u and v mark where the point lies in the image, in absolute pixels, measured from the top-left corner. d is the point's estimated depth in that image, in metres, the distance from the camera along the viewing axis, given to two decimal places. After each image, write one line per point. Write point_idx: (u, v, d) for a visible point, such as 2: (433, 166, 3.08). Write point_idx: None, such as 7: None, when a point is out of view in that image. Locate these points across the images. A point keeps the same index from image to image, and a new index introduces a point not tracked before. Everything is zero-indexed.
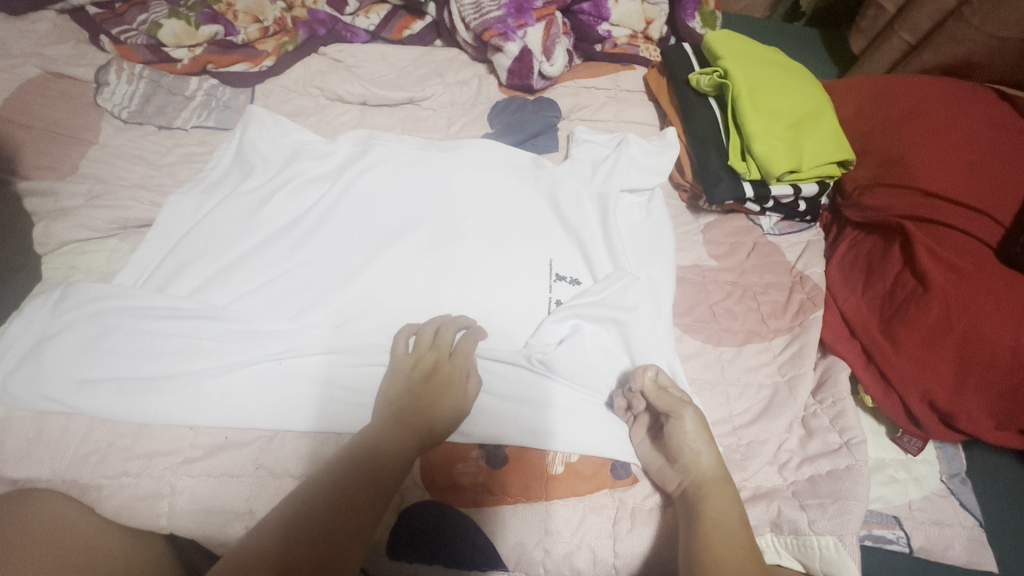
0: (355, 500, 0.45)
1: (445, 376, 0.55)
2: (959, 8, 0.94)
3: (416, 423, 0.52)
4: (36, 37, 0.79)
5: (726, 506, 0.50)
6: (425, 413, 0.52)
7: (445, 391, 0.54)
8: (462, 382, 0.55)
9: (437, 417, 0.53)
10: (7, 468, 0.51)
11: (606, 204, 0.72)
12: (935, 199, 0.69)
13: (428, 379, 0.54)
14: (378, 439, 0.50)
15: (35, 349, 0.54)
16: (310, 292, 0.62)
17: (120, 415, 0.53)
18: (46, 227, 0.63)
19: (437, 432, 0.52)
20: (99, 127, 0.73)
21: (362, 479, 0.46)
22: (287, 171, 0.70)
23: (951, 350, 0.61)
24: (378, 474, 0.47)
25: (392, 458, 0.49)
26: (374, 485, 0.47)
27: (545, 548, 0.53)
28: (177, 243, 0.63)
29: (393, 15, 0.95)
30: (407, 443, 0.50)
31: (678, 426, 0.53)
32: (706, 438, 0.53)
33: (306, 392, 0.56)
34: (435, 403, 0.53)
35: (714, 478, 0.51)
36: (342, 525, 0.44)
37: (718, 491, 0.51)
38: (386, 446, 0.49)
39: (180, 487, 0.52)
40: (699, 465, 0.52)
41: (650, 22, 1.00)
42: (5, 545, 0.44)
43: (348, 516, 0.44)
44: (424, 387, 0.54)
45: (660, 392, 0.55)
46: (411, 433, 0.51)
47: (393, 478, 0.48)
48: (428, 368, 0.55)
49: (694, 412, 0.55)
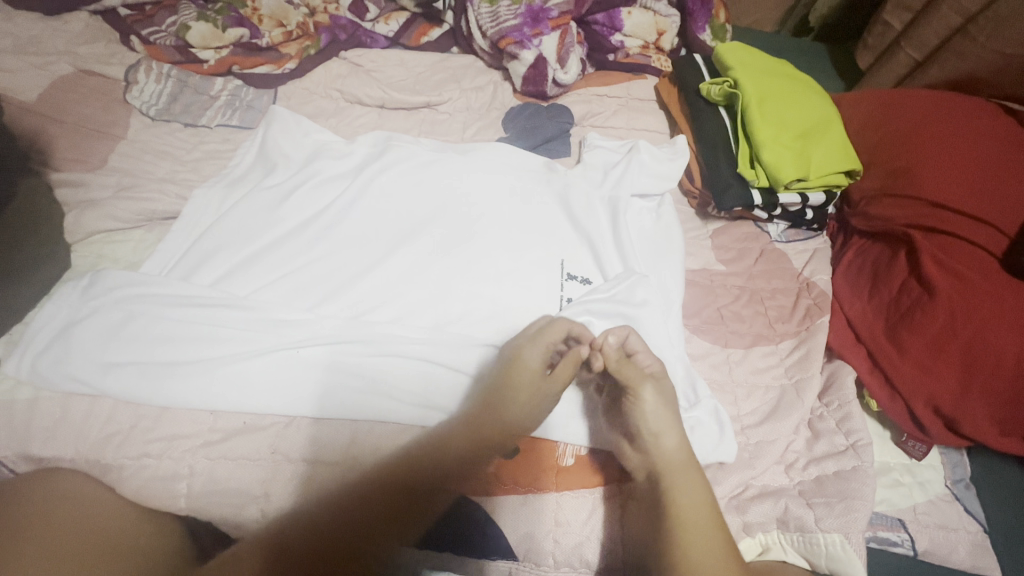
0: (387, 507, 0.49)
1: (528, 375, 0.56)
2: (965, 26, 0.96)
3: (495, 427, 0.55)
4: (70, 37, 0.82)
5: (693, 495, 0.52)
6: (501, 415, 0.55)
7: (540, 394, 0.56)
8: (541, 378, 0.57)
9: (516, 420, 0.55)
10: (32, 446, 0.52)
11: (616, 207, 0.74)
12: (939, 209, 0.71)
13: (519, 381, 0.56)
14: (438, 441, 0.54)
15: (63, 332, 0.56)
16: (329, 284, 0.64)
17: (143, 397, 0.54)
18: (77, 217, 0.65)
19: (516, 433, 0.55)
20: (128, 123, 0.76)
21: (418, 472, 0.52)
22: (309, 168, 0.73)
23: (957, 356, 0.62)
24: (426, 469, 0.52)
25: (456, 462, 0.53)
26: (425, 481, 0.52)
27: (555, 538, 0.55)
28: (201, 235, 0.65)
29: (412, 22, 0.99)
30: (472, 447, 0.54)
31: (642, 399, 0.56)
32: (665, 410, 0.56)
33: (305, 376, 0.57)
34: (513, 406, 0.55)
35: (675, 459, 0.54)
36: (388, 517, 0.49)
37: (683, 472, 0.54)
38: (457, 443, 0.53)
39: (198, 469, 0.54)
40: (660, 448, 0.54)
41: (661, 34, 1.02)
42: (33, 522, 0.46)
43: (393, 505, 0.50)
44: (512, 389, 0.56)
45: (622, 362, 0.58)
46: (486, 438, 0.54)
47: (455, 474, 0.53)
48: (519, 370, 0.56)
49: (654, 385, 0.57)
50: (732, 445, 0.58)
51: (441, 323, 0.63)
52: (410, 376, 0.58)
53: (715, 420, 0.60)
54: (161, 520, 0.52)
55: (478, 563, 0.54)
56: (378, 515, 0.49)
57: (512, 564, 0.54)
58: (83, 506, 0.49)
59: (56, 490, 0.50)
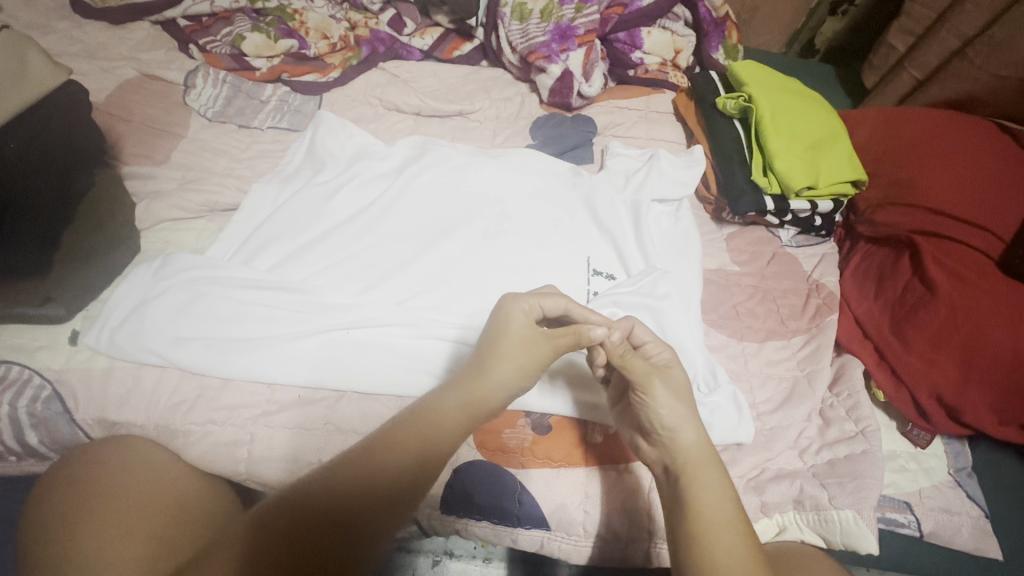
0: (355, 498, 0.44)
1: (513, 338, 0.54)
2: (963, 49, 1.03)
3: (474, 391, 0.52)
4: (134, 44, 0.92)
5: (716, 486, 0.50)
6: (484, 376, 0.53)
7: (533, 355, 0.54)
8: (534, 337, 0.55)
9: (498, 383, 0.52)
10: (109, 410, 0.58)
11: (638, 210, 0.78)
12: (941, 216, 0.75)
13: (510, 337, 0.54)
14: (440, 416, 0.50)
15: (136, 309, 0.62)
16: (374, 273, 0.69)
17: (209, 369, 0.59)
18: (147, 206, 0.72)
19: (501, 397, 0.53)
20: (188, 123, 0.82)
21: (423, 438, 0.48)
22: (354, 167, 0.78)
23: (956, 348, 0.67)
24: (432, 443, 0.48)
25: (425, 454, 0.48)
26: (417, 467, 0.47)
27: (585, 509, 0.60)
28: (259, 225, 0.71)
29: (445, 37, 1.06)
30: (454, 429, 0.50)
31: (653, 395, 0.54)
32: (677, 401, 0.55)
33: (322, 351, 0.61)
34: (499, 367, 0.53)
35: (695, 452, 0.53)
36: (408, 485, 0.46)
37: (707, 464, 0.52)
38: (453, 410, 0.51)
39: (259, 436, 0.58)
40: (679, 444, 0.53)
41: (678, 52, 1.09)
42: (104, 483, 0.50)
43: (417, 480, 0.47)
44: (500, 345, 0.54)
45: (630, 363, 0.56)
46: (475, 402, 0.52)
47: (451, 443, 0.50)
48: (510, 322, 0.55)
49: (662, 379, 0.56)
50: (750, 428, 0.63)
51: (478, 311, 0.67)
52: (448, 358, 0.63)
53: (734, 404, 0.64)
54: (197, 466, 0.57)
55: (513, 531, 0.60)
56: (397, 486, 0.46)
57: (544, 533, 0.60)
58: (118, 464, 0.52)
59: (90, 457, 0.53)
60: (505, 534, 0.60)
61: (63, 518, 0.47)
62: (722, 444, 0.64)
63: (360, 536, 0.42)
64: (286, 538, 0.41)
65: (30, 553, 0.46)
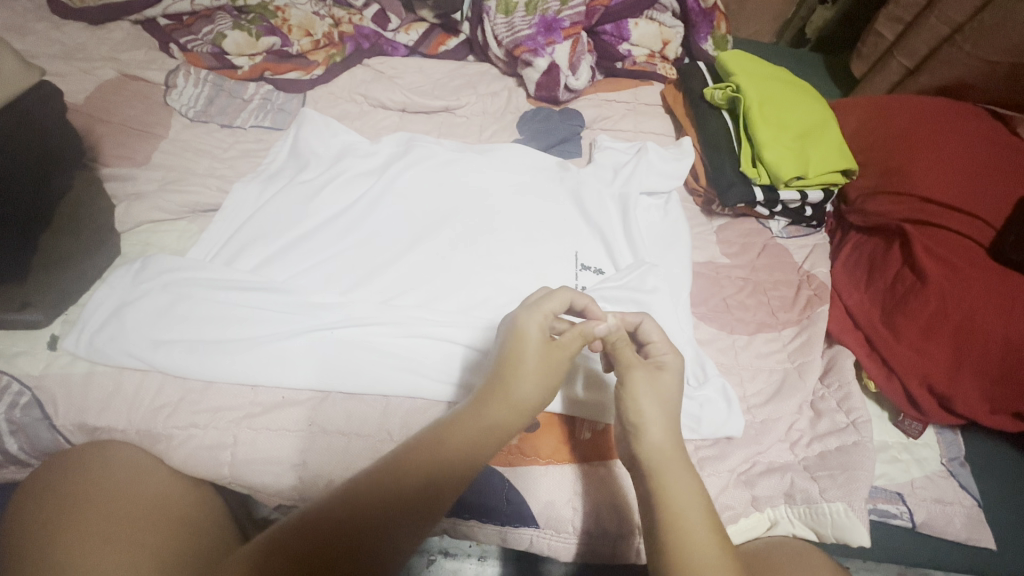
0: (358, 519, 0.44)
1: (534, 357, 0.52)
2: (952, 36, 1.02)
3: (504, 410, 0.50)
4: (114, 44, 0.91)
5: (684, 490, 0.49)
6: (509, 393, 0.51)
7: (555, 368, 0.53)
8: (550, 347, 0.53)
9: (525, 397, 0.51)
10: (89, 415, 0.57)
11: (626, 203, 0.78)
12: (933, 205, 0.74)
13: (529, 352, 0.52)
14: (455, 428, 0.49)
15: (116, 312, 0.61)
16: (359, 271, 0.68)
17: (191, 371, 0.59)
18: (127, 207, 0.71)
19: (525, 412, 0.51)
20: (169, 123, 0.81)
21: (433, 466, 0.47)
22: (337, 166, 0.77)
23: (948, 338, 0.66)
24: (449, 461, 0.47)
25: (432, 478, 0.47)
26: (426, 488, 0.46)
27: (574, 506, 0.59)
28: (242, 224, 0.71)
29: (430, 32, 1.05)
30: (491, 447, 0.49)
31: (633, 384, 0.54)
32: (659, 404, 0.53)
33: (305, 352, 0.61)
34: (523, 382, 0.51)
35: (671, 456, 0.51)
36: (423, 498, 0.46)
37: (674, 466, 0.50)
38: (473, 431, 0.49)
39: (242, 438, 0.58)
40: (651, 445, 0.51)
41: (666, 44, 1.08)
42: (85, 488, 0.49)
43: (435, 496, 0.46)
44: (520, 361, 0.52)
45: (622, 346, 0.55)
46: (499, 422, 0.50)
47: (472, 463, 0.48)
48: (525, 338, 0.53)
49: (650, 376, 0.54)
50: (740, 422, 0.63)
51: (464, 308, 0.67)
52: (438, 358, 0.62)
53: (724, 397, 0.63)
54: (180, 471, 0.57)
55: (505, 530, 0.60)
56: (409, 498, 0.45)
57: (533, 531, 0.59)
58: (100, 470, 0.52)
59: (70, 462, 0.52)
60: (494, 532, 0.60)
61: (42, 524, 0.46)
62: (712, 439, 0.63)
63: (359, 556, 0.42)
64: (290, 558, 0.41)
65: (9, 559, 0.45)
